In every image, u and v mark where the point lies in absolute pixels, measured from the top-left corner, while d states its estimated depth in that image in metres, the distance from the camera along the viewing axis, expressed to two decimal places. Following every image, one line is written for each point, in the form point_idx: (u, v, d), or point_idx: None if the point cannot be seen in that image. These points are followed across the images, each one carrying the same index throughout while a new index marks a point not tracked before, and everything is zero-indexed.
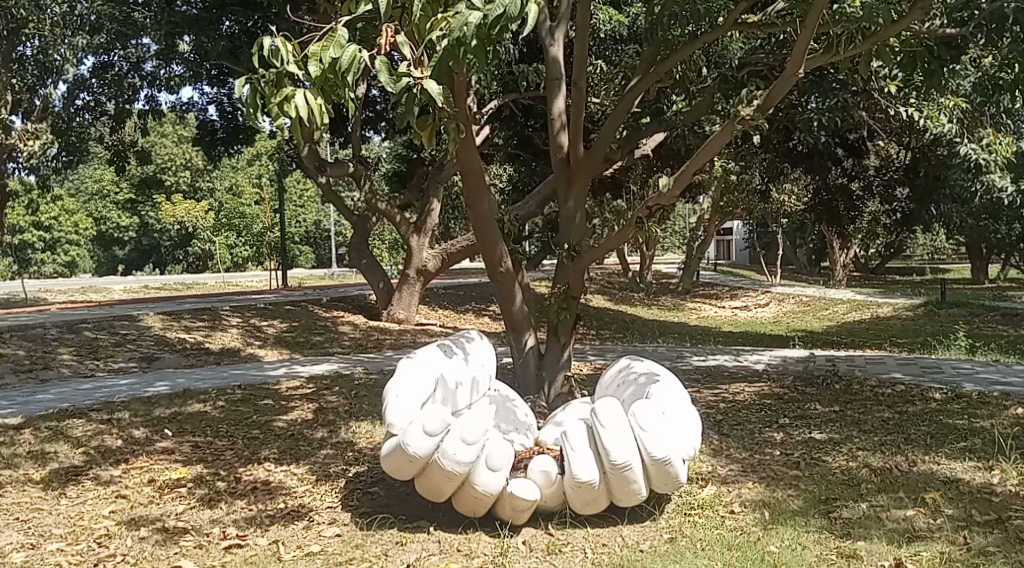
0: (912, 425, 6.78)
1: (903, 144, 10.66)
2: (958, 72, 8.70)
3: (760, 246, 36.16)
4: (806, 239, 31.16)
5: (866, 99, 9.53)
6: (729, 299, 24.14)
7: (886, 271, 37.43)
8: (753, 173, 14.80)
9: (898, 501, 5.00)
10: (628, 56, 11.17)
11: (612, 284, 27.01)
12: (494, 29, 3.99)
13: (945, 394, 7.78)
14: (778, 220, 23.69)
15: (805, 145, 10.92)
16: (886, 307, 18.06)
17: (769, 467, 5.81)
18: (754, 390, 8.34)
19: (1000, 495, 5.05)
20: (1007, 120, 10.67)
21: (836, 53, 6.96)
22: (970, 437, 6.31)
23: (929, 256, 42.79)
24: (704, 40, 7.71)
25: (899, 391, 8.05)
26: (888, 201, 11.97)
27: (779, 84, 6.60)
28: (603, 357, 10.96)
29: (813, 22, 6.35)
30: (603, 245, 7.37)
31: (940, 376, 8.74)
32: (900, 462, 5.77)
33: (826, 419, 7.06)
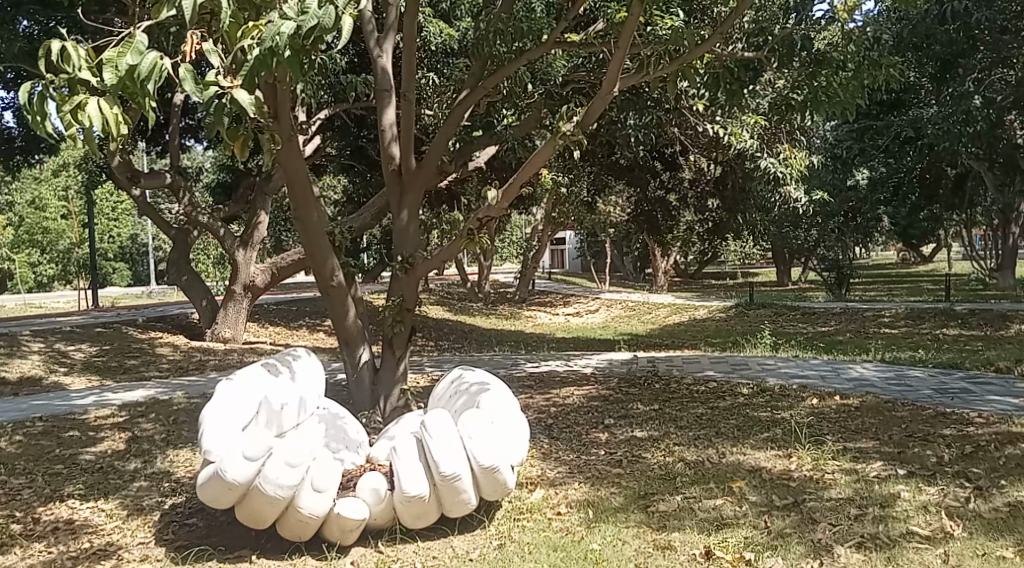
0: (722, 418, 7.28)
1: (714, 159, 11.19)
2: (757, 92, 9.45)
3: (590, 255, 37.63)
4: (632, 248, 32.82)
5: (679, 116, 10.16)
6: (562, 306, 24.91)
7: (703, 277, 39.97)
8: (581, 185, 15.41)
9: (709, 491, 5.36)
10: (459, 69, 11.28)
11: (450, 294, 27.11)
12: (308, 39, 3.96)
13: (751, 389, 8.43)
14: (605, 229, 24.74)
15: (626, 159, 11.55)
16: (703, 310, 19.33)
17: (594, 467, 6.04)
18: (582, 393, 8.65)
19: (796, 480, 5.53)
20: (801, 137, 11.73)
21: (647, 73, 7.42)
22: (772, 428, 6.86)
23: (739, 263, 46.38)
24: (529, 57, 7.97)
25: (712, 388, 8.62)
26: (702, 211, 12.80)
27: (596, 100, 6.94)
28: (439, 369, 10.97)
29: (626, 43, 6.70)
30: (435, 257, 7.38)
31: (747, 373, 9.45)
32: (712, 455, 6.18)
33: (647, 417, 7.45)
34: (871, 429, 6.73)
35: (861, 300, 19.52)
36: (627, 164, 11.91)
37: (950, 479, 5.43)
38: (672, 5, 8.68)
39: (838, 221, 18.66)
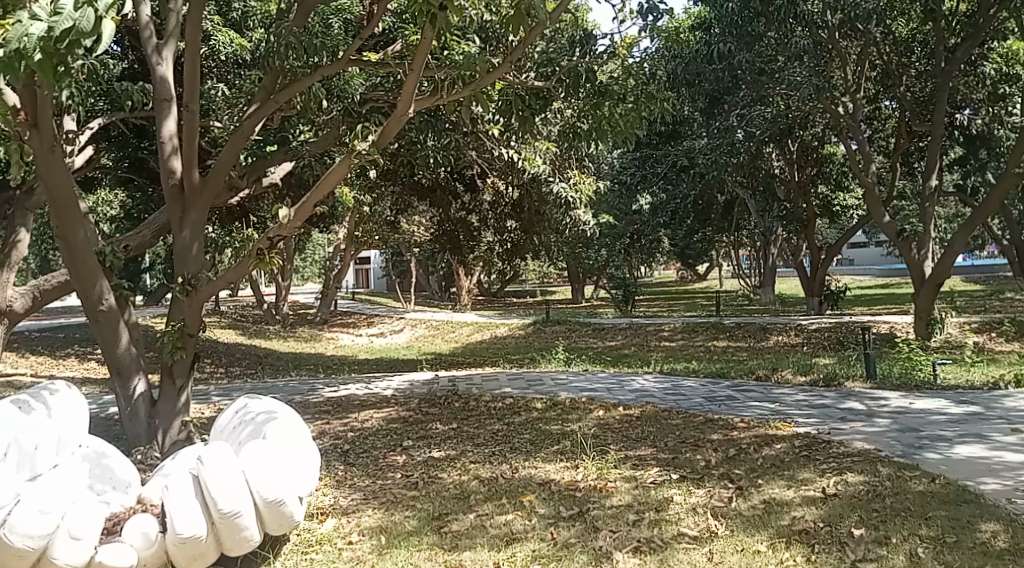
0: (517, 434, 7.48)
1: (510, 182, 11.52)
2: (548, 120, 9.89)
3: (394, 275, 37.51)
4: (436, 267, 33.08)
5: (475, 140, 10.39)
6: (365, 327, 24.55)
7: (505, 296, 41.12)
8: (382, 204, 15.34)
9: (500, 507, 5.46)
10: (250, 82, 10.83)
11: (245, 316, 25.85)
12: (63, 44, 3.63)
13: (545, 403, 8.74)
14: (409, 248, 24.76)
15: (426, 180, 11.64)
16: (503, 327, 19.82)
17: (389, 491, 5.96)
18: (380, 416, 8.53)
19: (583, 490, 5.77)
20: (590, 163, 12.40)
21: (441, 97, 7.52)
22: (562, 440, 7.14)
23: (539, 282, 48.26)
24: (322, 73, 7.79)
25: (508, 404, 8.82)
26: (500, 232, 13.14)
27: (391, 122, 6.94)
28: (228, 397, 10.37)
29: (419, 65, 6.73)
30: (221, 279, 6.99)
31: (542, 388, 9.77)
32: (505, 470, 6.32)
33: (444, 437, 7.49)
34: (651, 437, 7.19)
35: (646, 316, 20.86)
36: (428, 184, 12.01)
37: (716, 481, 5.91)
38: (467, 31, 8.88)
39: (626, 242, 19.89)
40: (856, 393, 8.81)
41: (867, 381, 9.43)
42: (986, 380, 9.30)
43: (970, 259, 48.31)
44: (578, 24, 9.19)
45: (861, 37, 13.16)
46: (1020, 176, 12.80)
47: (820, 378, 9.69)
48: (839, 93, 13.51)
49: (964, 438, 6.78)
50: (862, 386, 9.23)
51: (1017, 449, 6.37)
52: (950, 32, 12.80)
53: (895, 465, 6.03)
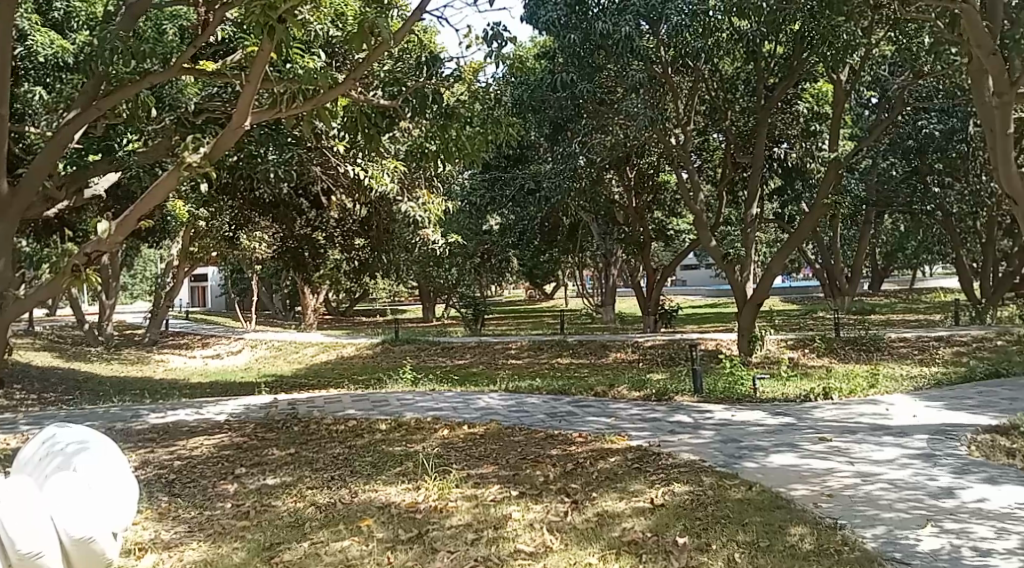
0: (357, 457, 7.32)
1: (356, 200, 11.36)
2: (394, 138, 9.84)
3: (234, 292, 35.87)
4: (280, 286, 31.97)
5: (319, 156, 10.15)
6: (201, 348, 23.29)
7: (353, 314, 40.32)
8: (221, 220, 14.65)
9: (336, 534, 5.32)
10: (72, 85, 10.07)
11: (65, 337, 23.85)
12: None
13: (388, 424, 8.62)
14: (250, 265, 23.77)
15: (268, 195, 11.25)
16: (349, 347, 19.42)
17: (217, 522, 5.66)
18: (212, 442, 8.10)
19: (422, 512, 5.73)
20: (438, 183, 12.44)
21: (281, 110, 7.30)
22: (404, 462, 7.08)
23: (388, 301, 47.76)
24: (151, 81, 7.34)
25: (350, 426, 8.63)
26: (347, 250, 12.88)
27: (226, 133, 6.66)
28: (40, 426, 9.49)
29: (257, 76, 6.49)
30: (30, 298, 6.41)
31: (386, 409, 9.64)
32: (343, 495, 6.17)
33: (280, 463, 7.20)
34: (493, 455, 7.27)
35: (493, 334, 21.09)
36: (270, 200, 11.62)
37: (553, 496, 6.05)
38: (312, 45, 8.69)
39: (474, 261, 20.06)
40: (684, 407, 9.32)
41: (695, 395, 9.99)
42: (798, 393, 10.11)
43: (789, 280, 52.54)
44: (425, 45, 9.25)
45: (692, 73, 14.06)
46: (827, 206, 14.08)
47: (653, 394, 10.15)
48: (673, 124, 14.33)
49: (777, 447, 7.32)
50: (690, 400, 9.77)
51: (822, 456, 6.95)
52: (769, 72, 13.92)
53: (716, 474, 6.41)
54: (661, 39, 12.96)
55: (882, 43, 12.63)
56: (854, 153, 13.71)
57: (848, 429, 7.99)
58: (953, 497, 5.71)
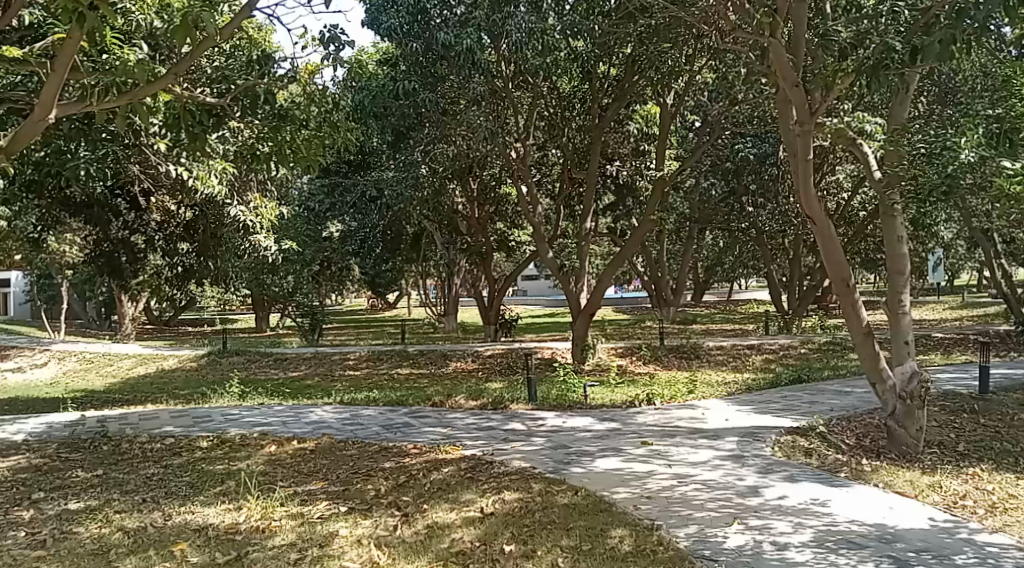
0: (174, 477, 6.88)
1: (180, 203, 10.71)
2: (223, 139, 9.38)
3: (42, 300, 32.83)
4: (96, 293, 29.63)
5: (138, 155, 9.49)
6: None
7: (179, 324, 38.00)
8: (24, 220, 13.36)
9: (146, 560, 4.96)
10: None
11: None
12: None
13: (211, 441, 8.17)
14: (60, 270, 21.84)
15: (79, 195, 10.38)
16: (173, 359, 18.27)
17: (7, 553, 5.13)
18: (5, 466, 7.33)
19: (243, 533, 5.46)
20: (271, 187, 11.99)
21: (93, 104, 6.75)
22: (226, 480, 6.73)
23: (219, 310, 45.47)
24: None
25: (168, 444, 8.10)
26: (170, 256, 12.12)
27: (25, 126, 6.09)
28: None
29: (62, 66, 5.95)
30: None
31: (208, 425, 9.12)
32: (156, 518, 5.77)
33: (85, 486, 6.64)
34: (322, 470, 7.06)
35: (330, 345, 20.55)
36: (83, 200, 10.74)
37: (382, 510, 5.94)
38: (132, 37, 8.12)
39: (312, 269, 19.49)
40: (518, 415, 9.47)
41: (529, 403, 10.19)
42: (625, 399, 10.55)
43: (622, 290, 54.82)
44: (259, 43, 8.90)
45: (530, 89, 14.40)
46: (654, 222, 14.84)
47: (488, 403, 10.25)
48: (512, 137, 14.61)
49: (604, 452, 7.59)
50: (523, 408, 9.95)
51: (644, 460, 7.29)
52: (603, 92, 14.51)
53: (545, 481, 6.55)
54: (502, 54, 13.19)
55: (705, 71, 13.51)
56: (679, 172, 14.55)
57: (669, 433, 8.42)
58: (758, 496, 6.14)
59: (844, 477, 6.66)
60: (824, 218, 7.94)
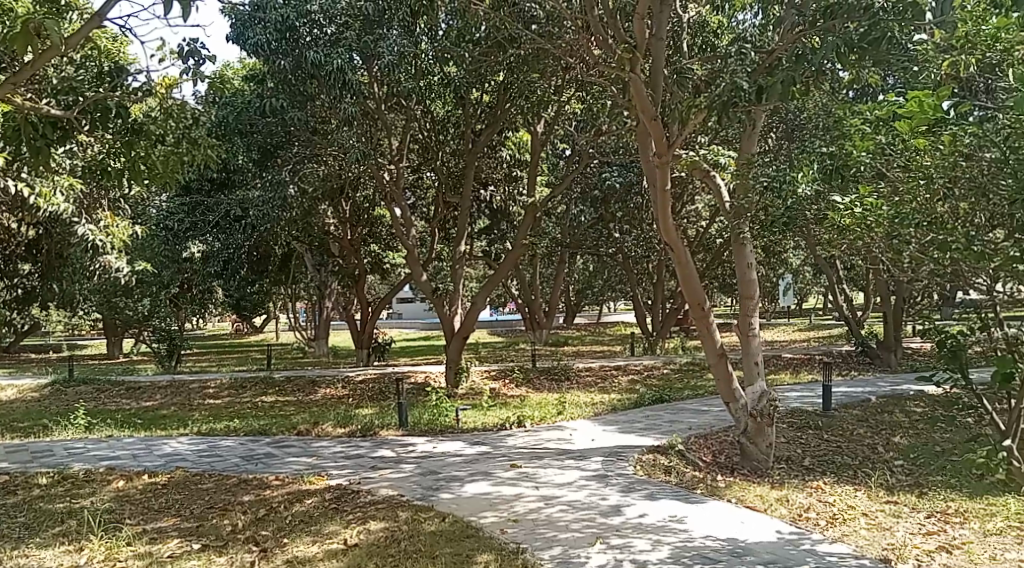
0: (7, 518, 6.32)
1: (21, 221, 9.93)
2: (71, 153, 8.79)
3: None
4: None
5: None
6: None
7: (20, 351, 35.11)
8: None
9: None
10: None
11: None
12: None
13: (51, 478, 7.57)
14: None
15: None
16: (11, 389, 16.82)
17: None
18: None
19: None
20: (125, 205, 11.32)
21: None
22: (67, 520, 6.24)
23: (66, 335, 42.40)
24: None
25: (1, 483, 7.44)
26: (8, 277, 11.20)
27: None
28: None
29: None
30: None
31: (48, 461, 8.44)
32: None
33: None
34: (175, 506, 6.68)
35: (189, 372, 19.52)
36: None
37: (240, 546, 5.68)
38: None
39: (171, 292, 18.54)
40: (387, 442, 9.32)
41: (399, 429, 10.05)
42: (496, 422, 10.60)
43: (495, 313, 55.25)
44: (112, 54, 8.43)
45: (403, 112, 14.39)
46: (526, 246, 15.08)
47: (356, 430, 10.05)
48: (385, 159, 14.49)
49: (472, 476, 7.58)
50: (393, 434, 9.81)
51: (512, 483, 7.33)
52: (476, 117, 14.68)
53: (411, 508, 6.47)
54: (375, 75, 13.09)
55: (575, 101, 13.92)
56: (549, 199, 14.89)
57: (537, 455, 8.53)
58: (620, 514, 6.30)
59: (701, 493, 6.95)
60: (681, 244, 8.38)
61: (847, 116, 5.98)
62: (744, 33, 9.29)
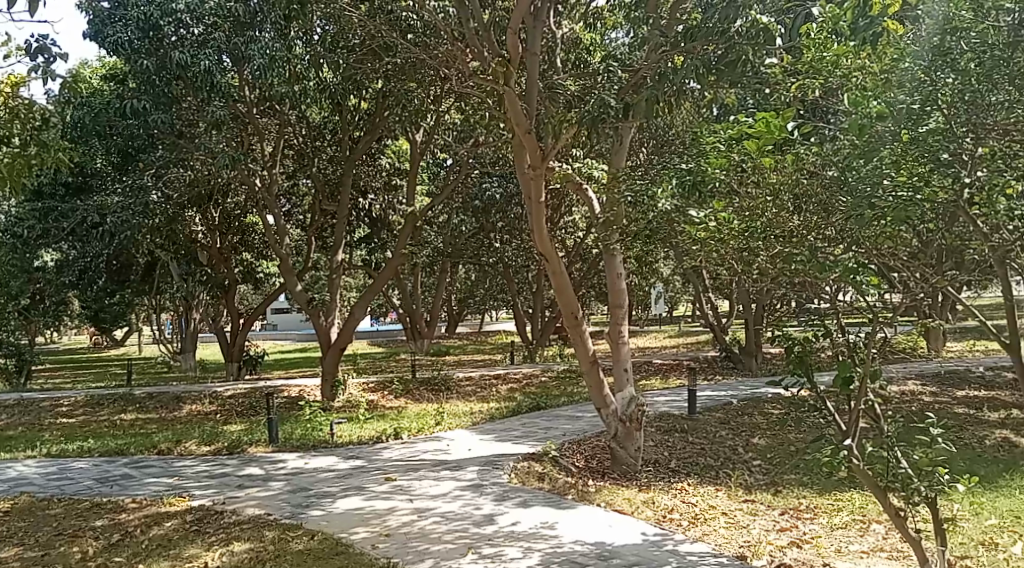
0: None
1: None
2: None
3: None
4: None
5: None
6: None
7: None
8: None
9: None
10: None
11: None
12: None
13: None
14: None
15: None
16: None
17: None
18: None
19: None
20: None
21: None
22: None
23: None
24: None
25: None
26: None
27: None
28: None
29: None
30: None
31: None
32: None
33: None
34: (19, 535, 6.22)
35: (40, 389, 18.21)
36: None
37: None
38: None
39: (20, 303, 17.25)
40: (256, 459, 9.01)
41: (269, 445, 9.74)
42: (371, 435, 10.45)
43: (376, 324, 54.63)
44: None
45: (277, 117, 13.98)
46: (404, 255, 14.96)
47: (223, 447, 9.67)
48: (257, 165, 14.05)
49: (345, 492, 7.44)
50: (262, 451, 9.51)
51: (385, 496, 7.24)
52: (353, 125, 14.46)
53: (279, 527, 6.28)
54: (246, 79, 12.67)
55: (453, 112, 13.96)
56: (428, 208, 14.85)
57: (413, 467, 8.47)
58: (493, 523, 6.34)
59: (572, 499, 7.09)
60: (555, 254, 8.51)
61: (704, 134, 6.26)
62: (615, 52, 9.59)
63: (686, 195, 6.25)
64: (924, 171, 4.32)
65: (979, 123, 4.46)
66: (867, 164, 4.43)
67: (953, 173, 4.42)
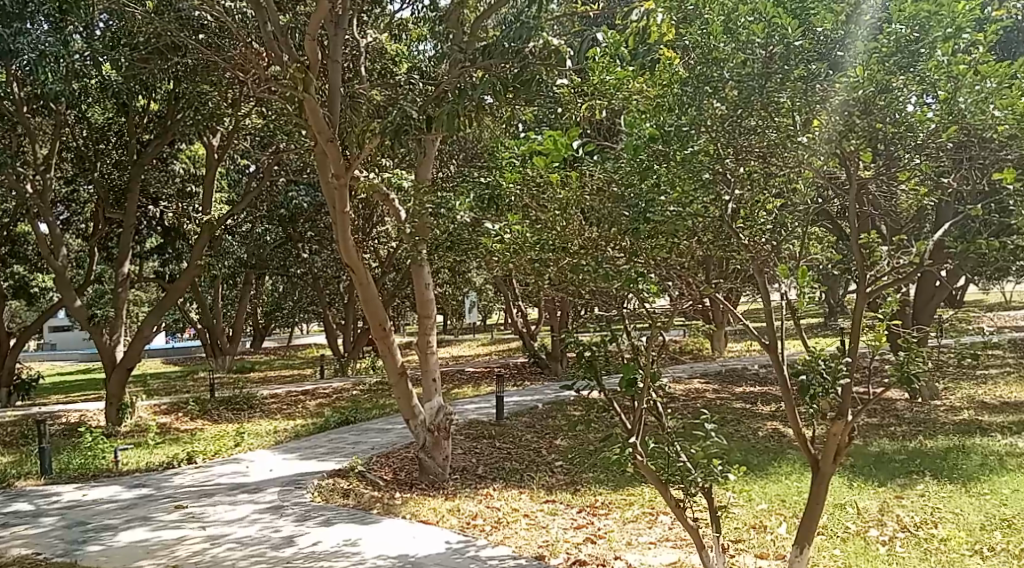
0: None
1: None
2: None
3: None
4: None
5: None
6: None
7: None
8: None
9: None
10: None
11: None
12: None
13: None
14: None
15: None
16: None
17: None
18: None
19: None
20: None
21: None
22: None
23: None
24: None
25: None
26: None
27: None
28: None
29: None
30: None
31: None
32: None
33: None
34: None
35: None
36: None
37: None
38: None
39: None
40: (24, 494, 8.15)
41: (41, 478, 8.84)
42: (160, 460, 9.77)
43: (172, 341, 51.24)
44: None
45: (53, 116, 12.77)
46: (201, 267, 14.14)
47: None
48: (28, 168, 12.74)
49: (128, 523, 6.90)
50: (33, 484, 8.62)
51: (174, 525, 6.79)
52: (143, 128, 13.51)
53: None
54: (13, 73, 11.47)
55: (253, 118, 13.42)
56: (228, 218, 14.15)
57: (206, 492, 8.02)
58: (291, 545, 6.14)
59: (376, 513, 7.02)
60: (361, 266, 8.39)
61: (499, 149, 6.46)
62: (420, 64, 9.64)
63: (484, 208, 6.39)
64: (694, 189, 4.64)
65: (738, 146, 4.74)
66: (645, 181, 4.66)
67: (713, 191, 4.77)
